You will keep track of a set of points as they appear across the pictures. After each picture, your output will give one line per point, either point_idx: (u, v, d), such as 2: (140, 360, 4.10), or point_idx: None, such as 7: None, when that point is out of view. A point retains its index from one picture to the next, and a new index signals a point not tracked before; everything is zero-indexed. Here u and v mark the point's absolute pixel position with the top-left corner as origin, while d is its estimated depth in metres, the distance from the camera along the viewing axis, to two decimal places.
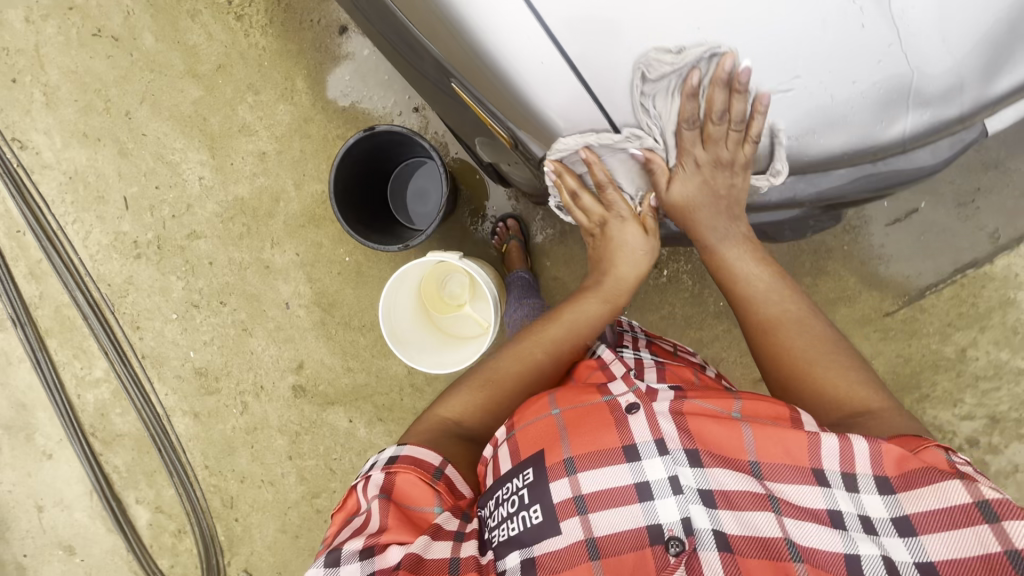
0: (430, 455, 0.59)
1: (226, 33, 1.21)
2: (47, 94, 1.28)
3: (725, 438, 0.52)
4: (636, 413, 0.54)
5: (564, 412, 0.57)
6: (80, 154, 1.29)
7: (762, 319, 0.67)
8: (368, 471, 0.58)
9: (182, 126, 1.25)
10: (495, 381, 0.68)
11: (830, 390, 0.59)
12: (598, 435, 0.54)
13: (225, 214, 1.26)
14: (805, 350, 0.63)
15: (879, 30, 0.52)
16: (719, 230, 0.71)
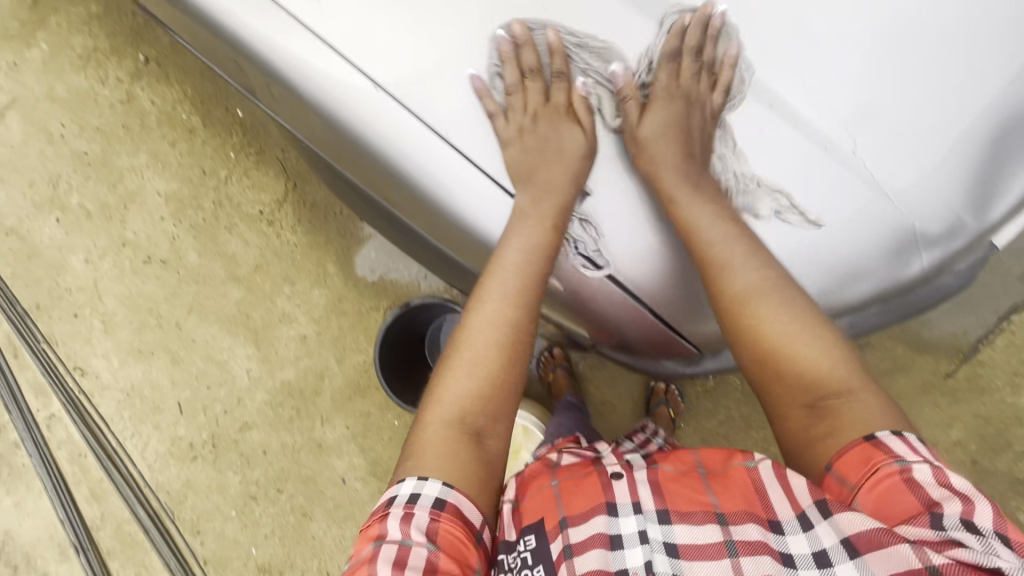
0: (472, 513, 0.57)
1: (261, 238, 1.34)
2: (105, 322, 1.39)
3: (694, 495, 0.57)
4: (620, 479, 0.60)
5: (562, 482, 0.62)
6: (136, 370, 1.37)
7: (735, 294, 0.63)
8: (410, 504, 0.56)
9: (227, 327, 1.34)
10: (486, 353, 0.67)
11: (811, 371, 0.61)
12: (586, 496, 0.58)
13: (274, 400, 1.31)
14: (788, 340, 0.62)
15: (869, 197, 0.59)
16: (680, 175, 0.66)
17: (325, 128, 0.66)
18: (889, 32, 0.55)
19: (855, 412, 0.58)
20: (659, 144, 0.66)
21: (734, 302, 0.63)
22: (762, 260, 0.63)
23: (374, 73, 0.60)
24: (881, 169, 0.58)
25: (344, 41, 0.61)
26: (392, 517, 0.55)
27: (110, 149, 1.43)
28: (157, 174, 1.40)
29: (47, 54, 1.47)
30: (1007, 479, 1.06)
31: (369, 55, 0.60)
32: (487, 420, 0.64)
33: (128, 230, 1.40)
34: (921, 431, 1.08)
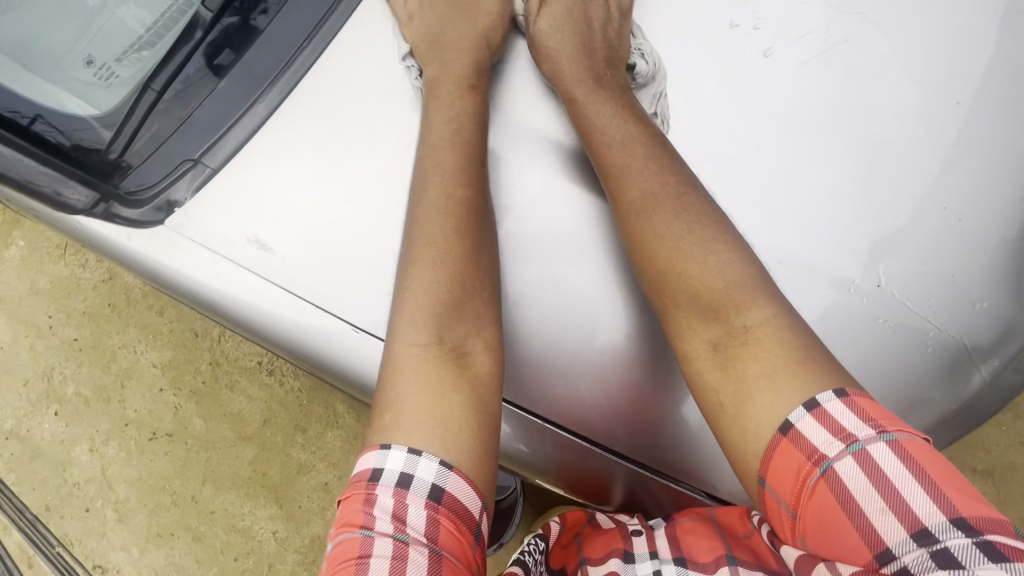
0: (470, 497, 0.52)
1: (264, 389, 1.30)
2: (118, 509, 1.32)
3: (706, 539, 0.61)
4: (639, 533, 0.65)
5: (585, 535, 0.68)
6: (157, 555, 1.29)
7: (637, 197, 0.65)
8: (395, 491, 0.51)
9: (245, 489, 1.27)
10: (448, 254, 0.63)
11: (705, 279, 0.59)
12: (605, 549, 0.64)
13: (307, 559, 1.23)
14: (681, 240, 0.62)
15: (903, 318, 0.61)
16: (588, 74, 0.75)
17: (315, 367, 0.71)
18: (873, 157, 0.66)
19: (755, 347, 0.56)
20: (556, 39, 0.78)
21: (635, 206, 0.65)
22: (654, 160, 0.67)
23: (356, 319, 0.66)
24: (908, 287, 0.62)
25: (324, 296, 0.67)
26: (377, 509, 0.51)
27: (100, 331, 1.41)
28: (150, 346, 1.37)
29: (26, 251, 1.49)
30: None
31: (349, 304, 0.67)
32: (465, 334, 0.60)
33: (129, 408, 1.36)
34: (996, 455, 0.99)
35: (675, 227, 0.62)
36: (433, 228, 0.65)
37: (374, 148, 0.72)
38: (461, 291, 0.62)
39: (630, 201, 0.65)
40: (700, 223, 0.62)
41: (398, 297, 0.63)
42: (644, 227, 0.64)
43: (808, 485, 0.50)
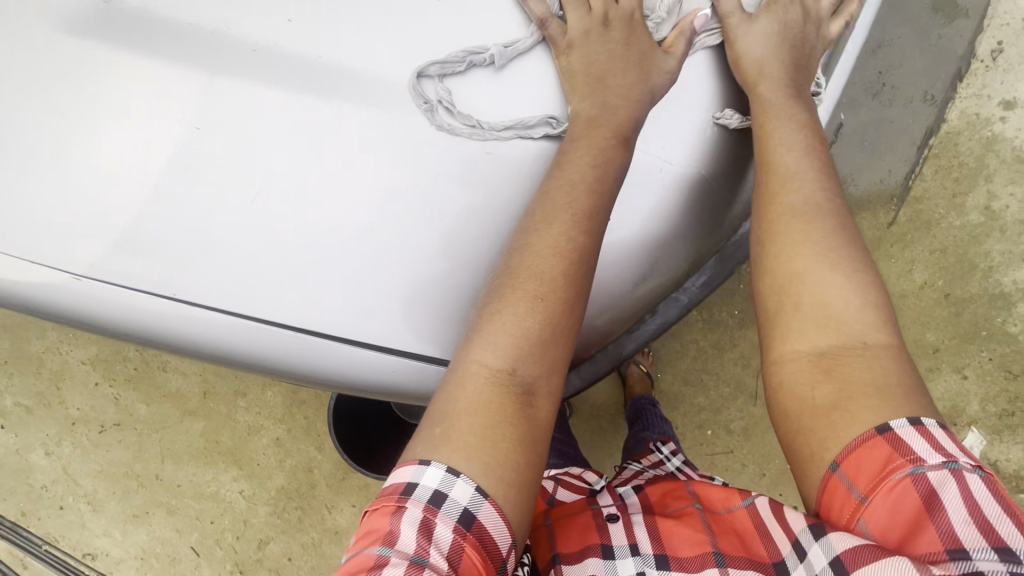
0: (500, 537, 0.51)
1: (197, 364, 1.30)
2: (90, 501, 1.36)
3: (693, 534, 0.61)
4: (615, 522, 0.66)
5: (558, 522, 0.69)
6: (140, 533, 1.35)
7: (794, 205, 0.65)
8: (428, 508, 0.50)
9: (204, 459, 1.31)
10: (551, 288, 0.60)
11: (835, 303, 0.59)
12: (584, 538, 0.65)
13: (277, 508, 1.29)
14: (814, 264, 0.62)
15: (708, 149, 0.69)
16: (774, 86, 0.68)
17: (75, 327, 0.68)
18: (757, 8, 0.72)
19: (857, 361, 0.56)
20: (760, 54, 0.68)
21: (789, 210, 0.64)
22: (823, 181, 0.66)
23: (77, 266, 0.62)
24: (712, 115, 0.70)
25: (41, 252, 0.63)
26: (405, 523, 0.49)
27: (19, 339, 1.37)
28: (75, 344, 1.35)
29: None
30: (988, 297, 1.02)
31: (62, 253, 0.63)
32: (536, 374, 0.58)
33: (70, 406, 1.35)
34: (888, 286, 1.03)
35: (818, 245, 0.62)
36: (540, 255, 0.61)
37: (49, 79, 0.63)
38: (559, 341, 0.60)
39: (788, 206, 0.64)
40: (837, 253, 0.62)
41: (483, 311, 0.60)
42: (784, 236, 0.64)
43: (895, 478, 0.50)
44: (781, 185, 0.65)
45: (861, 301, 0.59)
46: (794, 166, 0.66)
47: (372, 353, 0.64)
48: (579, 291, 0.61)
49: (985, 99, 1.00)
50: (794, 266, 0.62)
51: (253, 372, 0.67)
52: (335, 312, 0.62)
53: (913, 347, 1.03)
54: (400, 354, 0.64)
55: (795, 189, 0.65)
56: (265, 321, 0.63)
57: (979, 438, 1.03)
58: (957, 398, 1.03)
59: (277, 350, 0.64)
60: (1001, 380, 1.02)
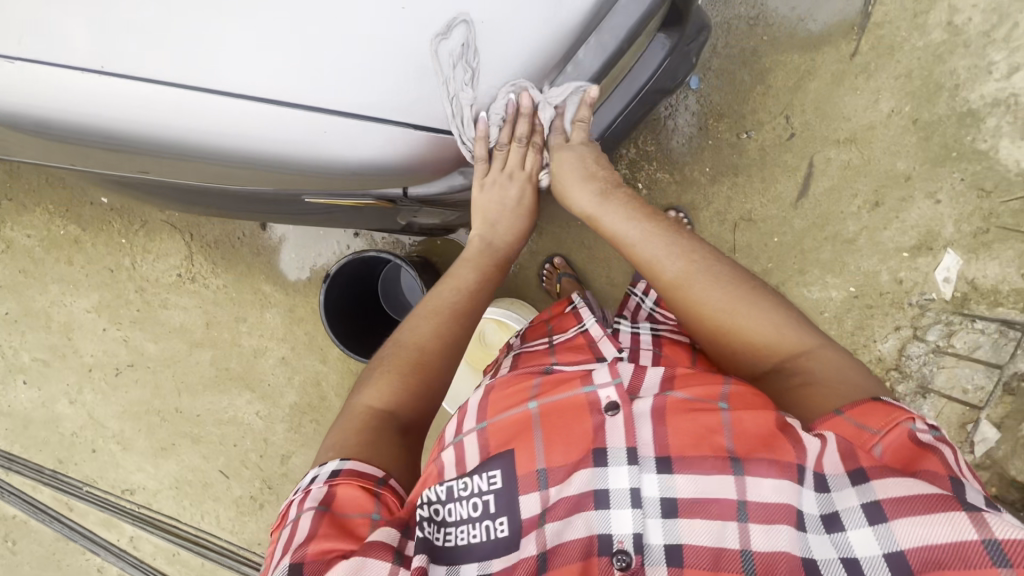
0: (368, 466, 0.54)
1: (195, 298, 1.34)
2: (120, 441, 1.44)
3: (704, 432, 0.51)
4: (615, 415, 0.53)
5: (542, 406, 0.55)
6: (171, 464, 1.42)
7: (672, 280, 0.64)
8: (307, 484, 0.53)
9: (217, 387, 1.36)
10: (430, 357, 0.65)
11: (755, 338, 0.61)
12: (568, 440, 0.53)
13: (294, 424, 1.35)
14: (719, 315, 0.61)
15: None
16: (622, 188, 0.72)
17: None
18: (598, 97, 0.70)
19: (820, 364, 0.58)
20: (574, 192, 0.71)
21: (670, 288, 0.64)
22: (688, 246, 0.66)
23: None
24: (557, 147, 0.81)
25: None
26: (292, 503, 0.53)
27: (26, 296, 1.41)
28: (77, 294, 1.38)
29: None
30: (957, 117, 1.00)
31: None
32: (416, 417, 0.62)
33: (85, 355, 1.41)
34: (855, 120, 1.03)
35: (722, 293, 0.62)
36: (425, 335, 0.66)
37: None
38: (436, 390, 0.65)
39: (665, 284, 0.64)
40: (738, 288, 0.62)
41: (375, 369, 0.65)
42: (688, 308, 0.63)
43: (900, 422, 0.49)
44: (654, 270, 0.65)
45: (780, 320, 0.61)
46: (656, 241, 0.66)
47: (310, 116, 0.49)
48: (444, 363, 0.65)
49: None
50: (714, 328, 0.62)
51: (191, 168, 0.53)
52: (251, 57, 0.45)
53: (884, 178, 1.03)
54: (361, 119, 0.51)
55: (669, 264, 0.64)
56: (172, 85, 0.46)
57: (956, 259, 1.03)
58: (933, 223, 1.03)
59: (195, 128, 0.49)
60: (976, 199, 1.02)
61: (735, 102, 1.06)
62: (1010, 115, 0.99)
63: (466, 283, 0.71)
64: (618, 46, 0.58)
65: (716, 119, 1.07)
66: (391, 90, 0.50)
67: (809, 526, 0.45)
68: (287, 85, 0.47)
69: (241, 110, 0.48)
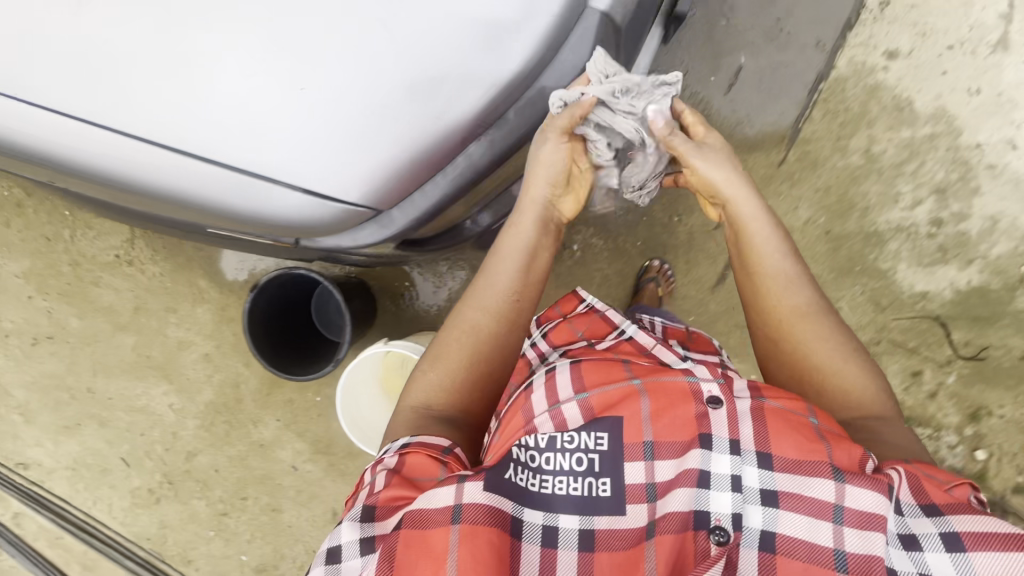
0: (437, 438, 0.60)
1: (129, 280, 1.33)
2: (24, 412, 1.39)
3: (804, 437, 0.57)
4: (718, 407, 0.58)
5: (644, 384, 0.60)
6: (72, 444, 1.39)
7: (793, 309, 0.71)
8: (382, 455, 0.60)
9: (135, 373, 1.35)
10: (474, 361, 0.67)
11: (848, 385, 0.68)
12: (681, 425, 0.57)
13: (206, 422, 1.34)
14: (822, 353, 0.69)
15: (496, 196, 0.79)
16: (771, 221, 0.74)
17: None
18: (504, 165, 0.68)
19: (887, 430, 0.66)
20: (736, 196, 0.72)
21: (785, 316, 0.71)
22: (814, 284, 0.73)
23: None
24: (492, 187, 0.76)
25: None
26: (367, 469, 0.59)
27: None
28: (7, 257, 1.35)
29: None
30: (864, 235, 1.10)
31: None
32: (463, 411, 0.66)
33: (4, 320, 1.38)
34: None
35: (826, 340, 0.70)
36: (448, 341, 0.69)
37: None
38: (483, 399, 0.67)
39: (788, 310, 0.71)
40: (845, 344, 0.70)
41: (424, 359, 0.70)
42: (798, 337, 0.70)
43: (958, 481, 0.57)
44: (784, 288, 0.71)
45: (872, 382, 0.69)
46: (791, 270, 0.72)
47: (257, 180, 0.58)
48: (489, 363, 0.68)
49: (872, 48, 1.07)
50: (811, 360, 0.70)
51: (170, 206, 0.63)
52: (207, 130, 0.54)
53: None
54: (263, 179, 0.57)
55: (794, 292, 0.71)
56: (150, 141, 0.55)
57: None
58: None
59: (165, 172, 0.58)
60: (872, 312, 1.11)
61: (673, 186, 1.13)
62: (910, 243, 1.09)
63: (509, 282, 0.70)
64: (506, 147, 0.57)
65: (654, 198, 1.13)
66: (320, 172, 0.57)
67: (898, 535, 0.51)
68: (205, 139, 0.54)
69: (208, 168, 0.57)
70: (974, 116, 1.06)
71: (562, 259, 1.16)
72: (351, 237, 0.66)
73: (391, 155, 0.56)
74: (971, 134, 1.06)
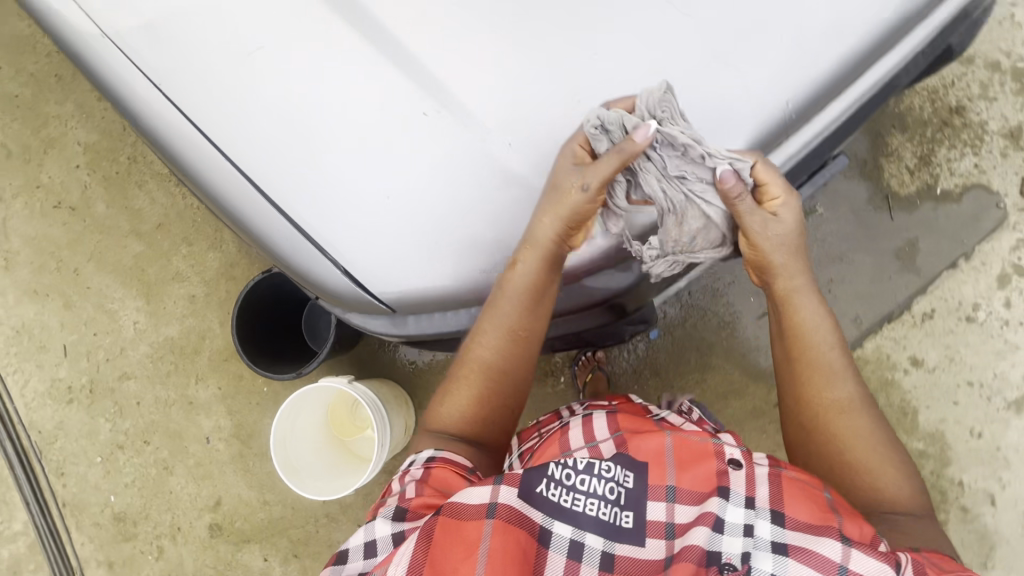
0: (464, 458, 0.62)
1: (168, 198, 1.38)
2: (6, 259, 1.40)
3: (819, 509, 0.56)
4: (738, 467, 0.58)
5: (673, 436, 0.61)
6: (29, 309, 1.38)
7: (834, 401, 0.70)
8: (407, 467, 0.62)
9: (122, 278, 1.37)
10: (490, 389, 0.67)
11: (889, 486, 0.66)
12: (698, 475, 0.58)
13: (155, 354, 1.34)
14: (864, 448, 0.68)
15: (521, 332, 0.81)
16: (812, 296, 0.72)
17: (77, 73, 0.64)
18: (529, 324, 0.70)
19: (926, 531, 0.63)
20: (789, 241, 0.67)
21: (828, 409, 0.70)
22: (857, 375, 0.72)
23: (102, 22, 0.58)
24: None
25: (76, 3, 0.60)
26: (394, 480, 0.61)
27: (42, 94, 1.43)
28: (80, 124, 1.41)
29: None
30: None
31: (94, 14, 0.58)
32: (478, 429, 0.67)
33: (43, 173, 1.41)
34: None
35: (868, 436, 0.68)
36: (469, 363, 0.67)
37: None
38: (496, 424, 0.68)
39: (826, 404, 0.70)
40: (888, 441, 0.69)
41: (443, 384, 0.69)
42: (839, 433, 0.68)
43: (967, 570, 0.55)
44: (825, 382, 0.70)
45: (911, 483, 0.67)
46: (835, 363, 0.71)
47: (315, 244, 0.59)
48: (508, 387, 0.68)
49: (900, 348, 1.11)
50: (854, 458, 0.67)
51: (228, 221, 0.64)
52: (300, 189, 0.57)
53: None
54: (316, 246, 0.59)
55: (835, 386, 0.70)
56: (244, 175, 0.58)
57: None
58: None
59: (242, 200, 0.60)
60: None
61: (674, 372, 1.16)
62: None
63: (521, 306, 0.62)
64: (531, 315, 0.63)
65: (651, 374, 1.16)
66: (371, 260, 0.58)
67: None
68: (293, 189, 0.57)
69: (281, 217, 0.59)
70: (965, 455, 1.08)
71: (545, 384, 1.19)
72: (362, 318, 0.64)
73: (434, 274, 0.58)
74: (956, 468, 1.08)
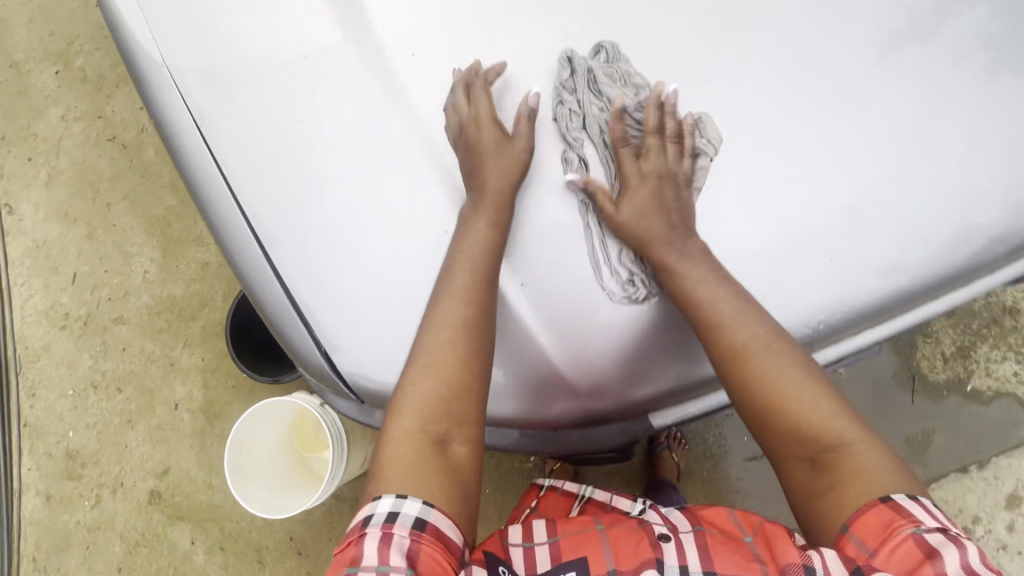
0: (454, 534, 0.54)
1: None
2: (50, 175, 1.43)
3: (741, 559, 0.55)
4: (668, 540, 0.57)
5: (606, 524, 0.61)
6: (54, 229, 1.41)
7: (739, 344, 0.61)
8: (382, 524, 0.52)
9: (148, 226, 1.39)
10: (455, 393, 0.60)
11: (808, 417, 0.60)
12: (631, 555, 0.56)
13: (154, 308, 1.35)
14: (789, 398, 0.61)
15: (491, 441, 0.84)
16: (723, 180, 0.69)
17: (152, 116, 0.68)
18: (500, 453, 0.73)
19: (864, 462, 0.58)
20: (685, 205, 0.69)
21: (736, 352, 0.61)
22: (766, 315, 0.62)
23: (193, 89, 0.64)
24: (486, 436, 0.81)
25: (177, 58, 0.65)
26: (367, 539, 0.51)
27: None
28: None
29: None
30: None
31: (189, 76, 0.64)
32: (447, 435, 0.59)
33: (109, 106, 1.44)
34: None
35: (784, 370, 0.61)
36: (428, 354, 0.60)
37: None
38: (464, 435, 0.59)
39: (732, 346, 0.61)
40: (805, 377, 0.61)
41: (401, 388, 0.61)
42: (757, 371, 0.61)
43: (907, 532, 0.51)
44: (733, 342, 0.62)
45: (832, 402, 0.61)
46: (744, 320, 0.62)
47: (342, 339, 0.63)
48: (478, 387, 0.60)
49: None
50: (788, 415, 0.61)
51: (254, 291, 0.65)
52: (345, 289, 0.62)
53: None
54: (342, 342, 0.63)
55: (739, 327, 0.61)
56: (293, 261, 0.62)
57: None
58: None
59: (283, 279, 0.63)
60: None
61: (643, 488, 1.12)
62: None
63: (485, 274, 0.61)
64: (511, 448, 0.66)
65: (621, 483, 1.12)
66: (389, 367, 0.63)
67: None
68: (338, 287, 0.62)
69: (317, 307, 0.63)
70: None
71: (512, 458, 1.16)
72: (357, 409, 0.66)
73: None
74: None
